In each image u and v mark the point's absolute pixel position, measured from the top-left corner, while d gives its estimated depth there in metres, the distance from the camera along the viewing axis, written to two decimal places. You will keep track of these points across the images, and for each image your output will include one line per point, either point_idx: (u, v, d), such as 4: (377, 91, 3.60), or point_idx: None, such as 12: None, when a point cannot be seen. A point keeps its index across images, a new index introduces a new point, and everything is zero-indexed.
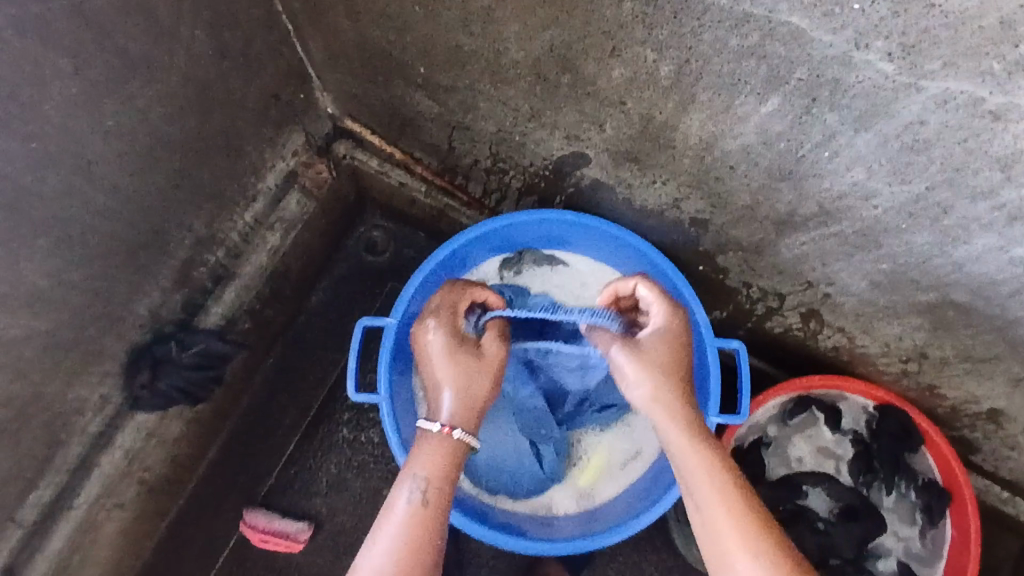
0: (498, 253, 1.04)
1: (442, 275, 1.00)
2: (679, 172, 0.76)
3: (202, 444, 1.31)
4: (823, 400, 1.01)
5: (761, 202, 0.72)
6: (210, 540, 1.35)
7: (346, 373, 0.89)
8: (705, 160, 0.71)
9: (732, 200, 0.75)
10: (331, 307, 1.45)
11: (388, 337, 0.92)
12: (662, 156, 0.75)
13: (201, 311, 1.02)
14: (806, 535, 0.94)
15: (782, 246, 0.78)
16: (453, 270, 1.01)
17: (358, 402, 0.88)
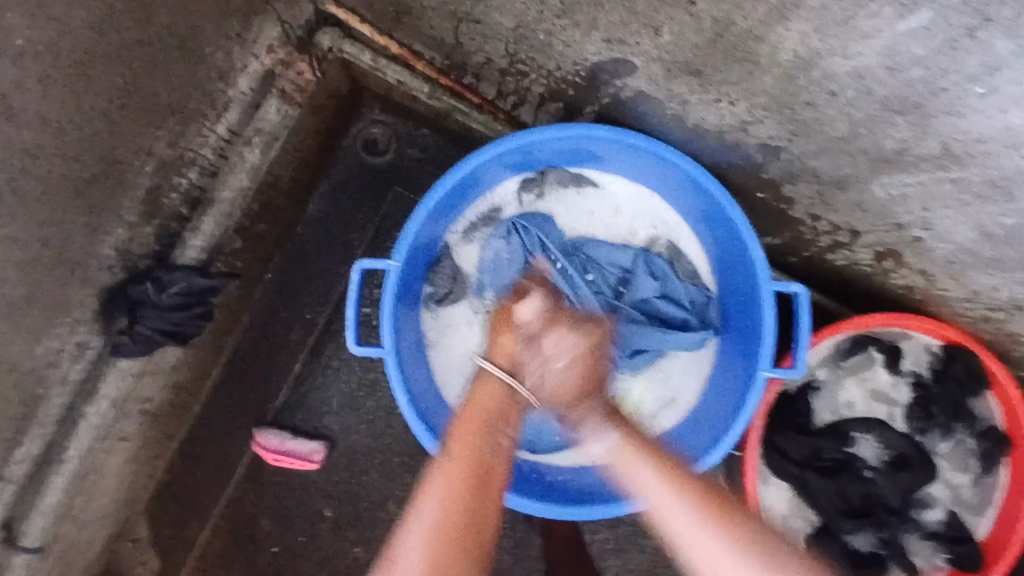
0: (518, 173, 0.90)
1: (454, 201, 0.86)
2: (756, 90, 0.61)
3: (204, 365, 1.25)
4: (882, 338, 0.90)
5: (861, 135, 0.60)
6: (223, 459, 1.32)
7: (346, 325, 0.78)
8: (794, 80, 0.58)
9: (820, 129, 0.62)
10: (330, 216, 1.32)
11: (392, 281, 0.80)
12: (734, 70, 0.60)
13: (178, 244, 0.89)
14: (851, 486, 0.87)
15: (875, 184, 0.65)
16: (465, 195, 0.87)
17: (363, 357, 0.79)
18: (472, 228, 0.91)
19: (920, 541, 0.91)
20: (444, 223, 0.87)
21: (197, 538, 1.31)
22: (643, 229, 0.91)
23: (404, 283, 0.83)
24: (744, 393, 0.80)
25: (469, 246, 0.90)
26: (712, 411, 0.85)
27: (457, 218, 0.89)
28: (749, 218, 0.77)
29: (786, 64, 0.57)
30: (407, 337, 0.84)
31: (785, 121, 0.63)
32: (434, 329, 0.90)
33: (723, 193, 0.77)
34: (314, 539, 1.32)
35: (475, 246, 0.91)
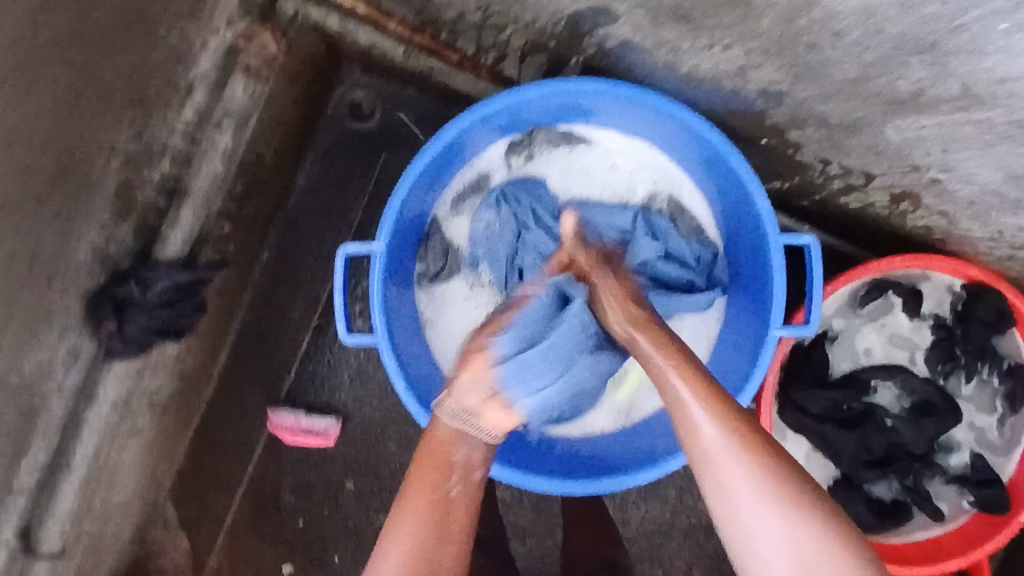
0: (503, 135, 0.85)
1: (438, 171, 0.81)
2: (753, 34, 0.58)
3: (211, 350, 1.24)
4: (902, 281, 0.85)
5: (871, 77, 0.57)
6: (241, 439, 1.33)
7: (335, 314, 0.75)
8: (792, 23, 0.54)
9: (826, 72, 0.59)
10: (321, 187, 1.28)
11: (378, 264, 0.76)
12: (726, 15, 0.57)
13: (158, 239, 0.86)
14: (872, 434, 0.84)
15: (889, 127, 0.63)
16: (450, 165, 0.82)
17: (355, 346, 0.76)
18: (460, 199, 0.86)
19: (944, 485, 0.88)
20: (430, 196, 0.83)
21: (224, 519, 1.33)
22: (640, 185, 0.86)
23: (392, 264, 0.79)
24: (755, 354, 0.76)
25: (459, 219, 0.86)
26: (723, 371, 0.82)
27: (443, 190, 0.85)
28: (752, 168, 0.72)
29: (783, 6, 0.53)
30: (400, 320, 0.81)
31: (787, 65, 0.60)
32: (430, 308, 0.86)
33: (723, 143, 0.72)
34: (339, 512, 1.33)
35: (465, 218, 0.86)
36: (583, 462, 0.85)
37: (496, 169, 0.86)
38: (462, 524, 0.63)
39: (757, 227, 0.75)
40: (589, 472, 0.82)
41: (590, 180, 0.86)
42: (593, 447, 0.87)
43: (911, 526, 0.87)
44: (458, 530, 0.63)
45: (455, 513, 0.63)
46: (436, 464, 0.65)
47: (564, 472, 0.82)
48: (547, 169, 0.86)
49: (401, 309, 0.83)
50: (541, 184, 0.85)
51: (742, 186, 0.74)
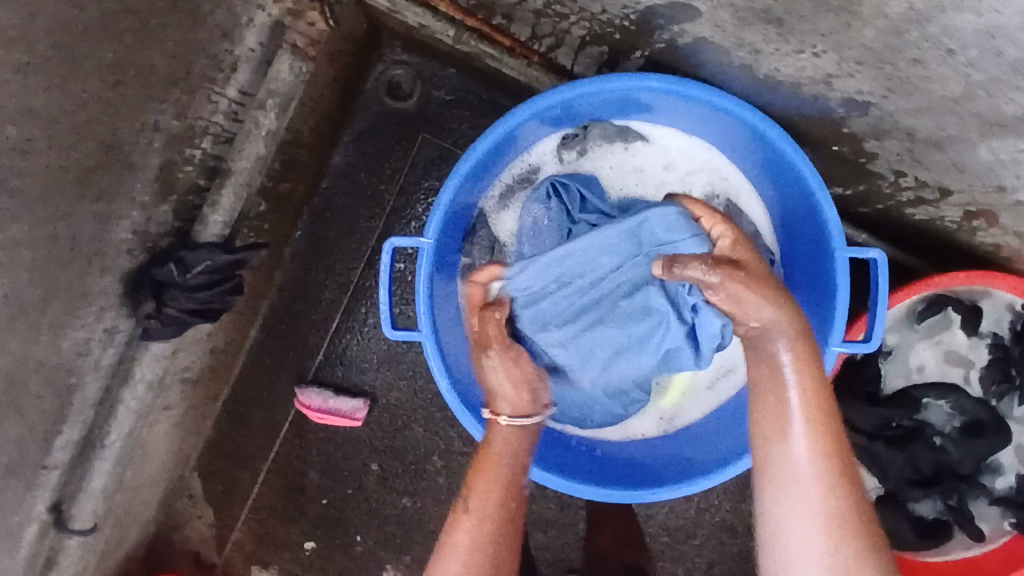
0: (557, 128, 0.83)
1: (491, 163, 0.79)
2: (849, 44, 0.59)
3: (241, 326, 1.24)
4: (961, 297, 0.82)
5: (976, 98, 0.59)
6: (270, 415, 1.33)
7: (381, 308, 0.73)
8: (897, 34, 0.56)
9: (923, 87, 0.60)
10: (356, 167, 1.27)
11: (426, 257, 0.73)
12: (827, 21, 0.58)
13: (197, 220, 0.84)
14: (921, 453, 0.82)
15: (982, 147, 0.64)
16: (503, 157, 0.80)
17: (399, 341, 0.74)
18: (508, 192, 0.85)
19: (988, 505, 0.84)
20: (480, 187, 0.81)
21: (249, 491, 1.35)
22: (696, 185, 0.85)
23: (440, 256, 0.77)
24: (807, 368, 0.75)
25: (507, 212, 0.85)
26: None
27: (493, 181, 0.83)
28: (820, 175, 0.70)
29: (894, 18, 0.55)
30: (444, 315, 0.79)
31: (884, 79, 0.61)
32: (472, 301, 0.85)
33: (792, 148, 0.69)
34: (362, 492, 1.34)
35: (513, 212, 0.85)
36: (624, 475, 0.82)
37: (547, 162, 0.85)
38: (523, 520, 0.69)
39: (819, 238, 0.73)
40: (629, 485, 0.80)
41: (644, 178, 0.85)
42: (634, 454, 0.86)
43: (950, 544, 0.85)
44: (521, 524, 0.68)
45: (518, 520, 0.68)
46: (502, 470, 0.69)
47: (605, 479, 0.80)
48: (600, 165, 0.85)
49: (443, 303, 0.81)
50: (594, 180, 0.83)
51: (806, 193, 0.72)
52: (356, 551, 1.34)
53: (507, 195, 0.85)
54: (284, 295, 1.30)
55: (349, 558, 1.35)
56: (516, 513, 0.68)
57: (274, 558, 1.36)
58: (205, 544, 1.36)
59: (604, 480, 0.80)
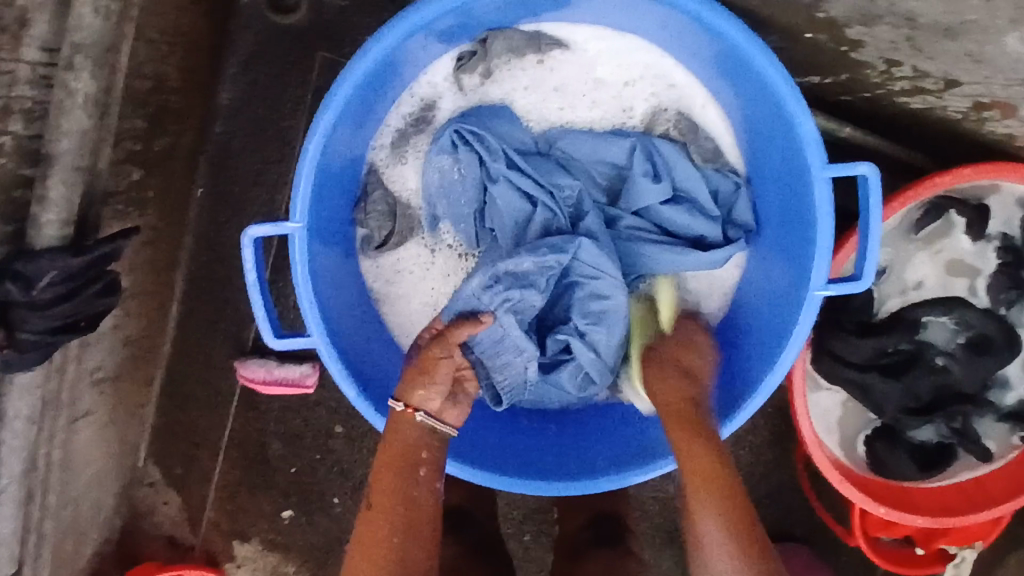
0: (450, 48, 0.79)
1: (370, 92, 0.73)
2: None
3: (157, 305, 1.10)
4: (965, 197, 0.70)
5: None
6: (214, 392, 1.23)
7: (259, 310, 0.66)
8: None
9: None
10: (248, 102, 1.09)
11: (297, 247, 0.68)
12: None
13: (30, 222, 0.68)
14: (920, 380, 0.72)
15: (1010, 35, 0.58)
16: (388, 91, 0.77)
17: (285, 350, 0.68)
18: (401, 138, 0.82)
19: (994, 423, 0.77)
20: (362, 136, 0.78)
21: (211, 472, 1.25)
22: (637, 100, 0.81)
23: (318, 227, 0.74)
24: (784, 309, 0.70)
25: (402, 162, 0.83)
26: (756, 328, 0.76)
27: (380, 127, 0.81)
28: (793, 80, 0.59)
29: None
30: (332, 291, 0.77)
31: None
32: (380, 280, 0.84)
33: (756, 46, 0.59)
34: (331, 454, 1.25)
35: (410, 164, 0.83)
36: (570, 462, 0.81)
37: (443, 93, 0.82)
38: (429, 522, 0.67)
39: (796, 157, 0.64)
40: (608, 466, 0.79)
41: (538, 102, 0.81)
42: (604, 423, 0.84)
43: (954, 469, 0.77)
44: (426, 527, 0.66)
45: (419, 523, 0.66)
46: (395, 463, 0.67)
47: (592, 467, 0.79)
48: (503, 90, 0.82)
49: (331, 273, 0.77)
50: (501, 109, 0.81)
51: (776, 104, 0.62)
52: (336, 512, 1.26)
53: (400, 143, 0.82)
54: (200, 262, 1.15)
55: (330, 521, 1.27)
56: (417, 511, 0.66)
57: (253, 531, 1.27)
58: (179, 527, 1.27)
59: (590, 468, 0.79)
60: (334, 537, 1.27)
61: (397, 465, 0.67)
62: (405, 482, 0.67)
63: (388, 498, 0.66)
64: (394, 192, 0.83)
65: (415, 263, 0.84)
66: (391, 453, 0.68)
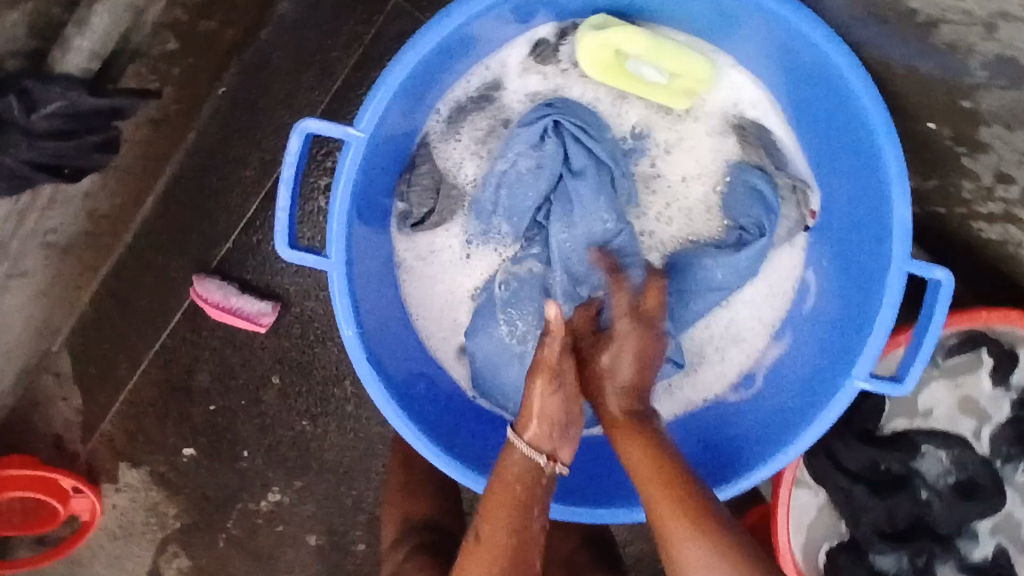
0: (528, 33, 0.76)
1: (441, 61, 0.70)
2: None
3: (134, 189, 1.00)
4: (1001, 339, 0.71)
5: None
6: (158, 300, 1.10)
7: (278, 224, 0.65)
8: None
9: None
10: (305, 20, 1.01)
11: (347, 157, 0.65)
12: None
13: (57, 43, 0.61)
14: (903, 505, 0.71)
15: None
16: (458, 64, 0.74)
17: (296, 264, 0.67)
18: (459, 113, 0.79)
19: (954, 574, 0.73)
20: (424, 107, 0.75)
21: (125, 383, 1.12)
22: (705, 124, 0.79)
23: (363, 198, 0.71)
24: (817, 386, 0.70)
25: (456, 139, 0.80)
26: (778, 403, 0.74)
27: (443, 98, 0.77)
28: (906, 174, 0.61)
29: None
30: (366, 270, 0.73)
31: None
32: (412, 255, 0.81)
33: (886, 131, 0.60)
34: (258, 407, 1.12)
35: (460, 142, 0.80)
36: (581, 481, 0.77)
37: (511, 77, 0.79)
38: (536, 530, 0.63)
39: (880, 244, 0.65)
40: (606, 496, 0.75)
41: (619, 109, 0.80)
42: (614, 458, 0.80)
43: None
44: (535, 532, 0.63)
45: (531, 528, 0.63)
46: (508, 500, 0.63)
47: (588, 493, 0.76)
48: (573, 87, 0.79)
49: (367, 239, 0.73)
50: (578, 105, 0.79)
51: (880, 185, 0.63)
52: (241, 467, 1.13)
53: (457, 118, 0.79)
54: (195, 163, 1.05)
55: (233, 474, 1.13)
56: (529, 519, 0.63)
57: (147, 459, 1.14)
58: (70, 432, 1.13)
59: (586, 494, 0.76)
60: (229, 492, 1.14)
61: (512, 505, 0.62)
62: (514, 521, 0.62)
63: (506, 505, 0.62)
64: (440, 170, 0.80)
65: (444, 248, 0.82)
66: (499, 499, 0.63)
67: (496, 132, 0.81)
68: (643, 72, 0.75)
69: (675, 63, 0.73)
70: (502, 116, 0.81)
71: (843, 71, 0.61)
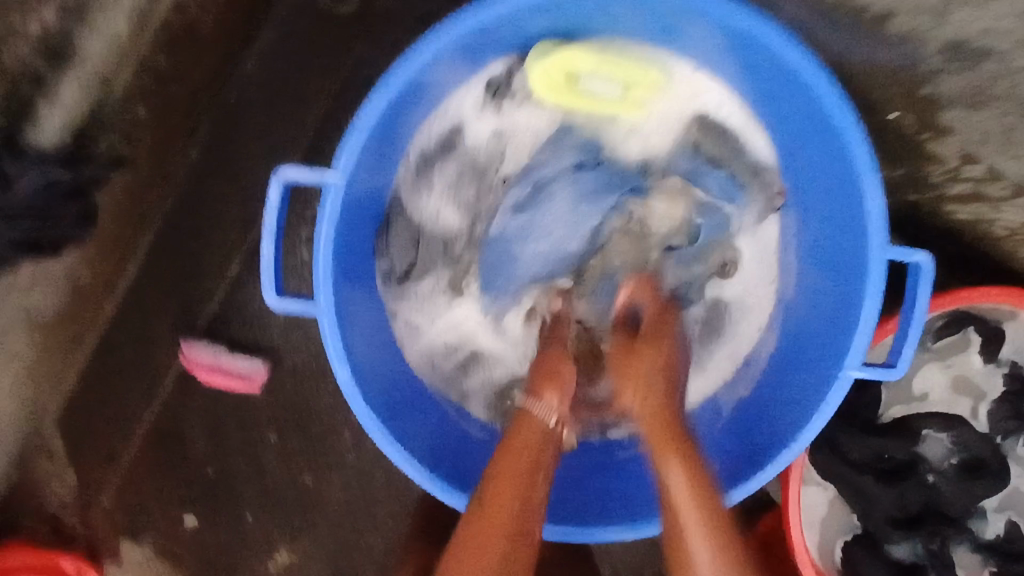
0: (478, 74, 0.77)
1: (398, 113, 0.70)
2: None
3: (114, 259, 0.99)
4: (985, 316, 0.73)
5: None
6: (145, 368, 1.08)
7: (263, 276, 0.65)
8: None
9: None
10: (273, 75, 1.01)
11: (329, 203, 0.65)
12: None
13: (28, 120, 0.64)
14: (912, 491, 0.72)
15: None
16: (415, 113, 0.74)
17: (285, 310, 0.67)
18: (426, 163, 0.79)
19: (968, 553, 0.75)
20: (389, 164, 0.76)
21: (119, 456, 1.10)
22: (662, 134, 0.80)
23: (345, 256, 0.71)
24: (811, 380, 0.72)
25: (428, 191, 0.80)
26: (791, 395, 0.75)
27: (409, 148, 0.77)
28: (876, 168, 0.62)
29: None
30: (360, 324, 0.74)
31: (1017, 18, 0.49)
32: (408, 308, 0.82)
33: (857, 135, 0.62)
34: (257, 465, 1.10)
35: (432, 192, 0.81)
36: (567, 506, 0.77)
37: (471, 120, 0.80)
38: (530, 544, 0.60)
39: (856, 234, 0.67)
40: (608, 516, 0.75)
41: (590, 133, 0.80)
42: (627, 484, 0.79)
43: None
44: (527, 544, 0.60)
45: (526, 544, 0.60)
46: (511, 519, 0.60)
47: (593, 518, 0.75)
48: (528, 119, 0.80)
49: (355, 297, 0.74)
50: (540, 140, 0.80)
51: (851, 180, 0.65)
52: (244, 529, 1.10)
53: (424, 169, 0.80)
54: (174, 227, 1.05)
55: (236, 537, 1.11)
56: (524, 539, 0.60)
57: (148, 531, 1.11)
58: (66, 511, 1.11)
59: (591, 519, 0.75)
60: (234, 556, 1.11)
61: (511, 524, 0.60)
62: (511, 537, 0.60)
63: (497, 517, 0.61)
64: (417, 221, 0.80)
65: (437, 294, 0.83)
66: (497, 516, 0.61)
67: (466, 175, 0.81)
68: (596, 89, 0.77)
69: (626, 73, 0.75)
70: (470, 158, 0.81)
71: (799, 67, 0.62)
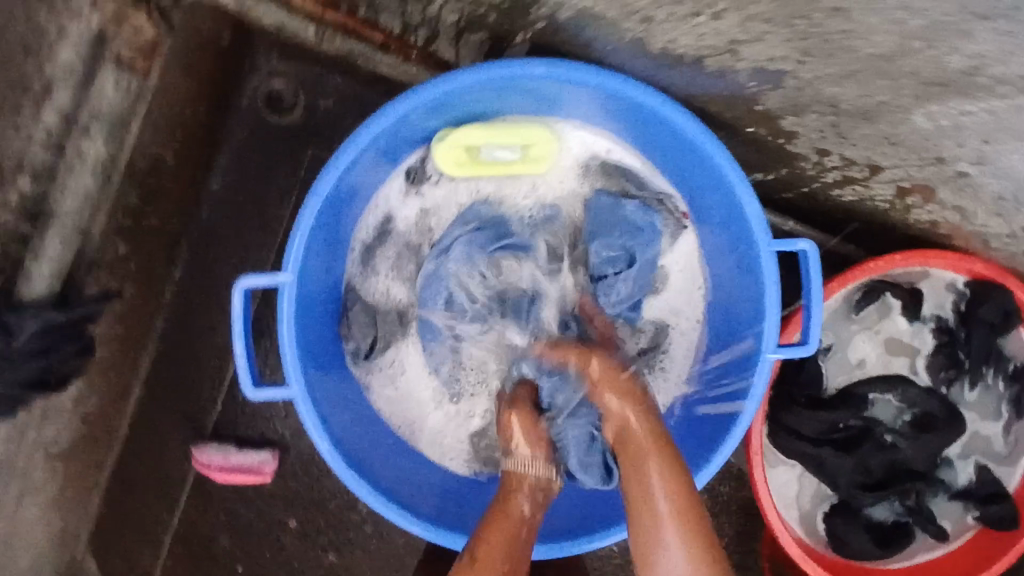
0: (398, 165, 0.85)
1: (332, 215, 0.78)
2: None
3: (118, 384, 1.07)
4: (899, 282, 0.82)
5: None
6: (164, 481, 1.14)
7: (240, 370, 0.71)
8: None
9: None
10: (237, 190, 1.11)
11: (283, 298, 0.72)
12: None
13: (20, 276, 0.73)
14: (872, 454, 0.79)
15: None
16: (351, 211, 0.82)
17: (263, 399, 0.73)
18: (368, 253, 0.87)
19: (946, 502, 0.84)
20: (337, 258, 0.83)
21: (152, 569, 1.15)
22: (563, 185, 0.88)
23: (307, 347, 0.77)
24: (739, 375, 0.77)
25: (375, 275, 0.88)
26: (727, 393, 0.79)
27: (352, 242, 0.85)
28: (745, 178, 0.69)
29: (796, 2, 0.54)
30: (332, 405, 0.79)
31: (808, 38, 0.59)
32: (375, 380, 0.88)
33: (723, 155, 0.69)
34: (283, 553, 1.15)
35: (379, 276, 0.88)
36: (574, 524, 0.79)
37: (401, 207, 0.88)
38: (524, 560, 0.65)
39: (745, 237, 0.73)
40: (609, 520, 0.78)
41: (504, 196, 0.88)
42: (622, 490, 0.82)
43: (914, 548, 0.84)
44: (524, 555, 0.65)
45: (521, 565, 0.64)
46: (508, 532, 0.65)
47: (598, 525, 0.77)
48: (450, 194, 0.88)
49: (324, 381, 0.79)
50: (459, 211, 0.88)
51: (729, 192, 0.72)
52: None
53: (368, 257, 0.87)
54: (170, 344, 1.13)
55: None
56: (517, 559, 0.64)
57: None
58: None
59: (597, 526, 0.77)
60: None
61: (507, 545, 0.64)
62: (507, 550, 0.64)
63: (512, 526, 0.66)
64: (372, 302, 0.88)
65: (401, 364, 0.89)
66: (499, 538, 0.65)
67: (405, 254, 0.89)
68: (498, 155, 0.84)
69: (525, 139, 0.82)
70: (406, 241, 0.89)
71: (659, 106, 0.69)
